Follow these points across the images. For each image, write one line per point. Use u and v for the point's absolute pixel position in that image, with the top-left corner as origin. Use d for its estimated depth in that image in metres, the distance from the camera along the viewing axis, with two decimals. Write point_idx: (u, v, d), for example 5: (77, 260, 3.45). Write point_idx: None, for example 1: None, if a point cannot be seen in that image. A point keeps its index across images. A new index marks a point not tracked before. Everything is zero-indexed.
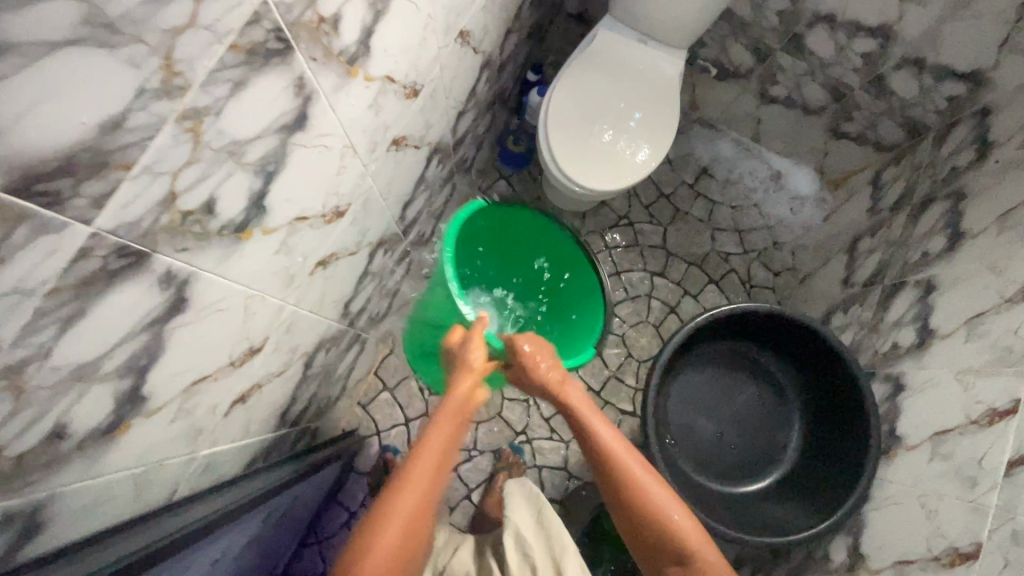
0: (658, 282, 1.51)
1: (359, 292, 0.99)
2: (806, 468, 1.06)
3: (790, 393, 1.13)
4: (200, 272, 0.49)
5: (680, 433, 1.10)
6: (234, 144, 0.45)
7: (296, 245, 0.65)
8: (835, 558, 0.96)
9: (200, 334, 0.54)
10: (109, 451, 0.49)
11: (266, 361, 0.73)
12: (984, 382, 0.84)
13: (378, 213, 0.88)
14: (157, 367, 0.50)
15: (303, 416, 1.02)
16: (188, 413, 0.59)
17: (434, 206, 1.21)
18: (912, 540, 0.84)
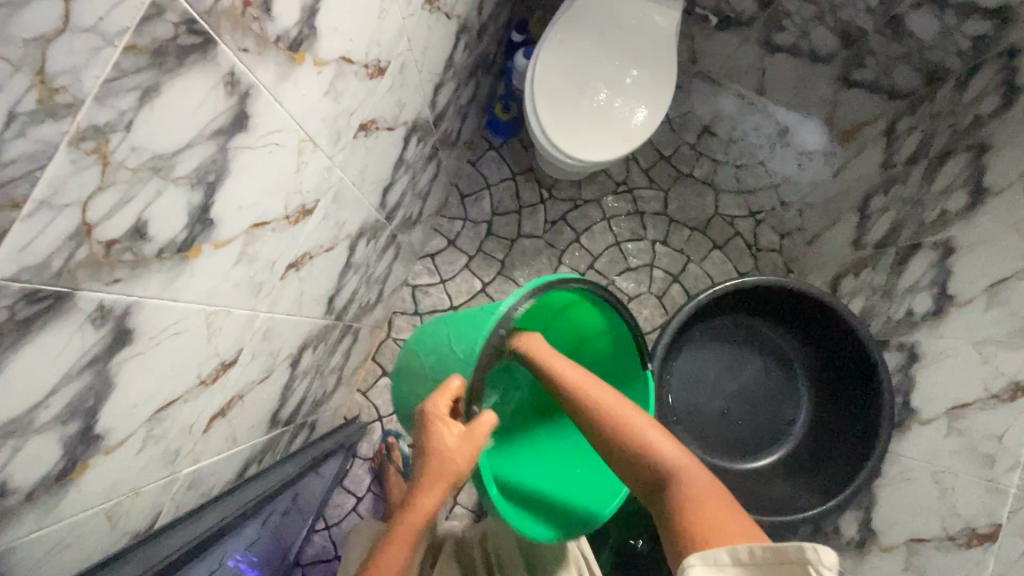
0: (660, 250, 1.45)
1: (343, 285, 0.94)
2: (815, 443, 1.03)
3: (799, 365, 1.08)
4: (142, 300, 0.45)
5: (683, 410, 1.06)
6: (157, 159, 0.40)
7: (259, 252, 0.60)
8: (846, 533, 0.94)
9: (158, 360, 0.51)
10: (68, 494, 0.46)
11: (244, 372, 0.70)
12: (1005, 354, 0.79)
13: (353, 205, 0.82)
14: (109, 405, 0.46)
15: (298, 413, 1.00)
16: (158, 439, 0.56)
17: (419, 186, 1.14)
18: (926, 518, 0.82)
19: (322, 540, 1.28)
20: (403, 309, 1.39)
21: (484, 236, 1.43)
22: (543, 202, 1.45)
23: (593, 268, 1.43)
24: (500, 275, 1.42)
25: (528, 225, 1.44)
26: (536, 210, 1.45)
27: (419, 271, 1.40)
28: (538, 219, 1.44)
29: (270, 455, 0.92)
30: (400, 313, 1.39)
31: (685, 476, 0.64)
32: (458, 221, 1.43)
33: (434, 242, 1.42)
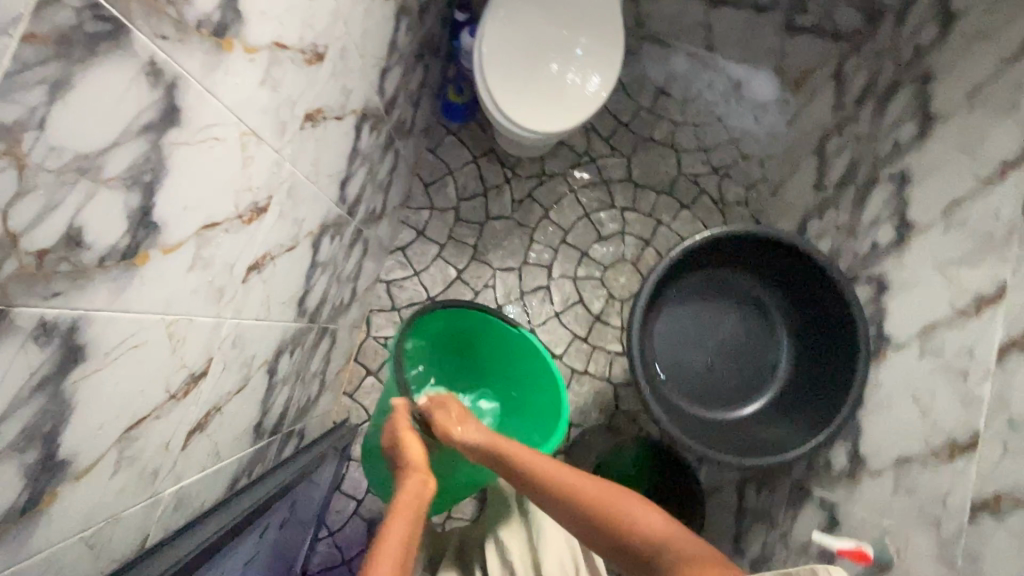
0: (629, 216, 1.45)
1: (312, 286, 0.92)
2: (798, 383, 1.05)
3: (776, 311, 1.10)
4: (91, 313, 0.42)
5: (669, 369, 1.07)
6: (82, 160, 0.37)
7: (214, 255, 0.58)
8: (836, 465, 0.95)
9: (120, 377, 0.48)
10: (40, 526, 0.44)
11: (218, 383, 0.67)
12: (968, 271, 0.81)
13: (310, 200, 0.79)
14: (71, 427, 0.44)
15: (283, 421, 0.98)
16: (134, 459, 0.54)
17: (378, 177, 1.11)
18: (908, 437, 0.84)
19: (327, 548, 1.27)
20: (380, 306, 1.37)
21: (452, 223, 1.41)
22: (507, 181, 1.44)
23: (565, 242, 1.43)
24: (474, 260, 1.40)
25: (495, 207, 1.42)
26: (501, 190, 1.43)
27: (392, 266, 1.38)
28: (505, 200, 1.43)
29: (259, 466, 0.90)
30: (378, 311, 1.37)
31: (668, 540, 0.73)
32: (424, 211, 1.41)
33: (403, 235, 1.39)
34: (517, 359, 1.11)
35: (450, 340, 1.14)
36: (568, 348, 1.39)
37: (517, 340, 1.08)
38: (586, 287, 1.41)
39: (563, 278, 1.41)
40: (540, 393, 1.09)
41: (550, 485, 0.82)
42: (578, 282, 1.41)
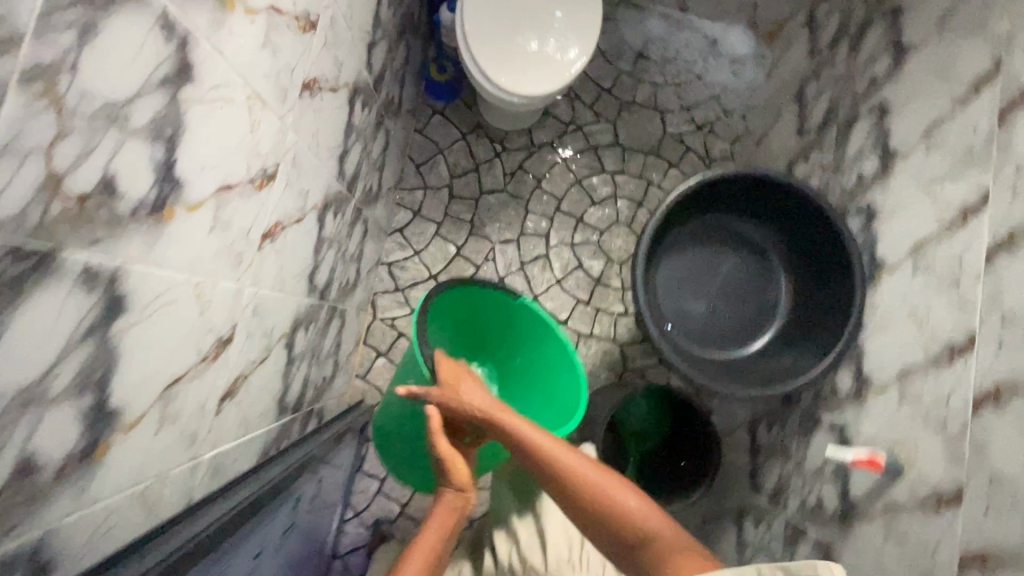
0: (620, 180, 1.47)
1: (320, 262, 0.94)
2: (798, 318, 1.08)
3: (772, 252, 1.13)
4: (128, 264, 0.44)
5: (674, 317, 1.10)
6: (111, 108, 0.39)
7: (232, 219, 0.59)
8: (842, 390, 0.99)
9: (156, 333, 0.50)
10: (96, 475, 0.45)
11: (242, 351, 0.69)
12: (951, 186, 0.85)
13: (313, 172, 0.81)
14: (118, 377, 0.46)
15: (303, 399, 0.99)
16: (174, 419, 0.56)
17: (373, 156, 1.13)
18: (910, 350, 0.86)
19: (355, 527, 1.29)
20: (383, 288, 1.39)
21: (447, 200, 1.43)
22: (498, 155, 1.46)
23: (560, 211, 1.45)
24: (472, 235, 1.42)
25: (488, 182, 1.44)
26: (493, 164, 1.45)
27: (391, 247, 1.40)
28: (497, 173, 1.45)
29: (285, 441, 0.92)
30: (382, 293, 1.39)
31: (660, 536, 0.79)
32: (418, 190, 1.42)
33: (400, 216, 1.41)
34: (531, 335, 1.12)
35: (466, 322, 1.15)
36: (572, 313, 1.42)
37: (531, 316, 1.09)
38: (584, 252, 1.44)
39: (561, 245, 1.44)
40: (554, 367, 1.10)
41: (567, 476, 0.84)
42: (576, 248, 1.44)
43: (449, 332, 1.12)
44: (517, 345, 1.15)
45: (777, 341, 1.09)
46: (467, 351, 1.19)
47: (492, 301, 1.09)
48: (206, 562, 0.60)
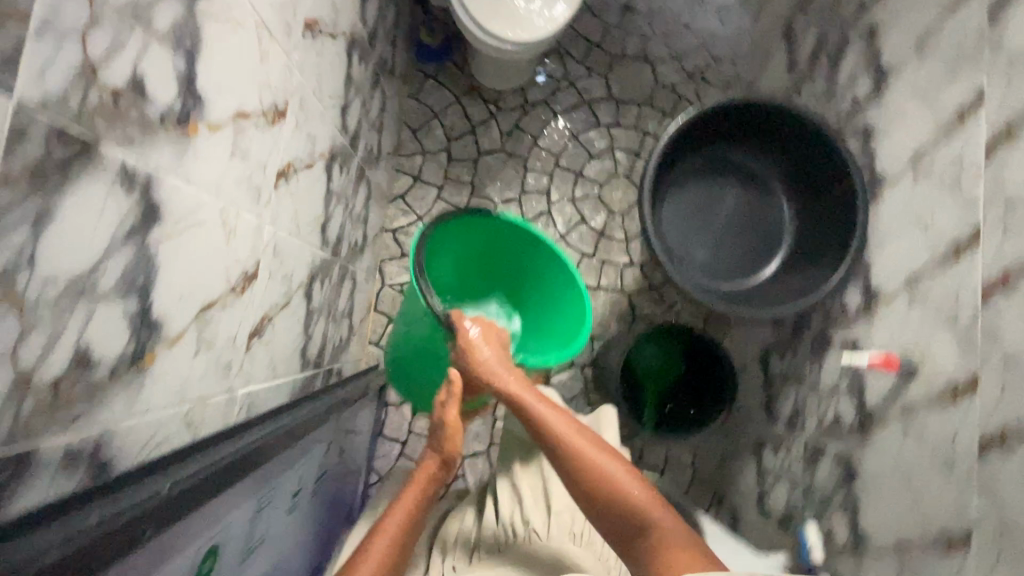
0: (616, 132, 1.48)
1: (330, 215, 0.95)
2: (804, 242, 1.09)
3: (773, 182, 1.14)
4: (161, 171, 0.45)
5: (681, 250, 1.11)
6: (135, 6, 0.40)
7: (249, 148, 0.60)
8: (851, 307, 1.00)
9: (190, 249, 0.51)
10: (144, 384, 0.46)
11: (266, 290, 0.70)
12: (947, 90, 0.86)
13: (319, 118, 0.81)
14: (158, 287, 0.46)
15: (323, 355, 1.01)
16: (209, 345, 0.57)
17: (371, 115, 1.14)
18: (916, 254, 0.87)
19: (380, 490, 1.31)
20: (390, 254, 1.40)
21: (446, 163, 1.44)
22: (493, 116, 1.46)
23: (558, 166, 1.46)
24: (473, 196, 1.43)
25: (485, 142, 1.45)
26: (488, 125, 1.46)
27: (394, 214, 1.41)
28: (493, 133, 1.45)
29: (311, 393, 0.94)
30: (389, 259, 1.40)
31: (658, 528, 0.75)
32: (417, 155, 1.43)
33: (400, 182, 1.42)
34: (529, 257, 1.13)
35: (463, 257, 1.15)
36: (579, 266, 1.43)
37: (524, 237, 1.09)
38: (586, 206, 1.45)
39: (562, 200, 1.45)
40: (558, 283, 1.12)
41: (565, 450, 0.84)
42: (577, 202, 1.45)
43: (448, 266, 1.13)
44: (522, 277, 1.17)
45: (784, 268, 1.10)
46: (470, 287, 1.20)
47: (482, 226, 1.09)
48: (268, 472, 0.63)
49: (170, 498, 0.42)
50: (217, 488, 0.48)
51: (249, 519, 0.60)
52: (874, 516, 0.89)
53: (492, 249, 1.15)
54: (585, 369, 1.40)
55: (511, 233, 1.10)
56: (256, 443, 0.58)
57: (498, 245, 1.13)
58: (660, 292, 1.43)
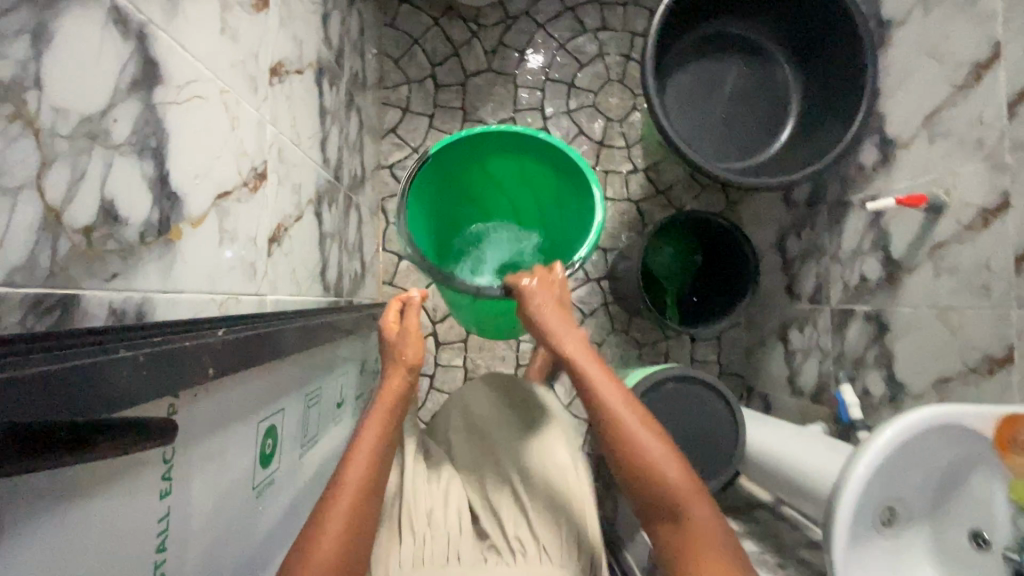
0: (603, 36, 1.42)
1: (327, 136, 0.91)
2: (810, 108, 1.06)
3: (773, 52, 1.11)
4: (153, 26, 0.42)
5: (688, 134, 1.08)
6: None
7: (237, 29, 0.56)
8: (868, 165, 0.98)
9: (197, 126, 0.48)
10: (177, 260, 0.45)
11: (278, 196, 0.67)
12: None
13: (301, 21, 0.77)
14: (173, 157, 0.44)
15: (341, 283, 0.99)
16: (232, 238, 0.55)
17: (351, 36, 1.09)
18: (935, 90, 0.85)
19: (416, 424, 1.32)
20: (390, 191, 1.37)
21: (434, 90, 1.39)
22: (474, 35, 1.40)
23: (548, 79, 1.41)
24: (466, 121, 1.39)
25: (471, 63, 1.40)
26: (471, 45, 1.40)
27: (389, 149, 1.38)
28: (478, 54, 1.40)
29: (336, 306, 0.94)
30: (390, 197, 1.37)
31: (694, 521, 0.64)
32: (402, 86, 1.38)
33: (390, 115, 1.38)
34: (495, 163, 1.08)
35: (440, 212, 1.10)
36: None
37: (476, 151, 1.03)
38: (583, 118, 1.41)
39: (558, 114, 1.41)
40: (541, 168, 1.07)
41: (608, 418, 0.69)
42: (573, 114, 1.41)
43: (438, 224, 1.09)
44: (508, 187, 1.12)
45: (795, 139, 1.08)
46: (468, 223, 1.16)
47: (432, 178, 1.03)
48: (310, 362, 0.64)
49: (228, 340, 0.42)
50: (270, 346, 0.49)
51: (298, 408, 0.61)
52: (908, 362, 0.89)
53: (462, 177, 1.08)
54: (602, 282, 1.39)
55: (462, 156, 1.04)
56: (299, 326, 0.58)
57: (460, 174, 1.08)
58: (667, 196, 1.41)
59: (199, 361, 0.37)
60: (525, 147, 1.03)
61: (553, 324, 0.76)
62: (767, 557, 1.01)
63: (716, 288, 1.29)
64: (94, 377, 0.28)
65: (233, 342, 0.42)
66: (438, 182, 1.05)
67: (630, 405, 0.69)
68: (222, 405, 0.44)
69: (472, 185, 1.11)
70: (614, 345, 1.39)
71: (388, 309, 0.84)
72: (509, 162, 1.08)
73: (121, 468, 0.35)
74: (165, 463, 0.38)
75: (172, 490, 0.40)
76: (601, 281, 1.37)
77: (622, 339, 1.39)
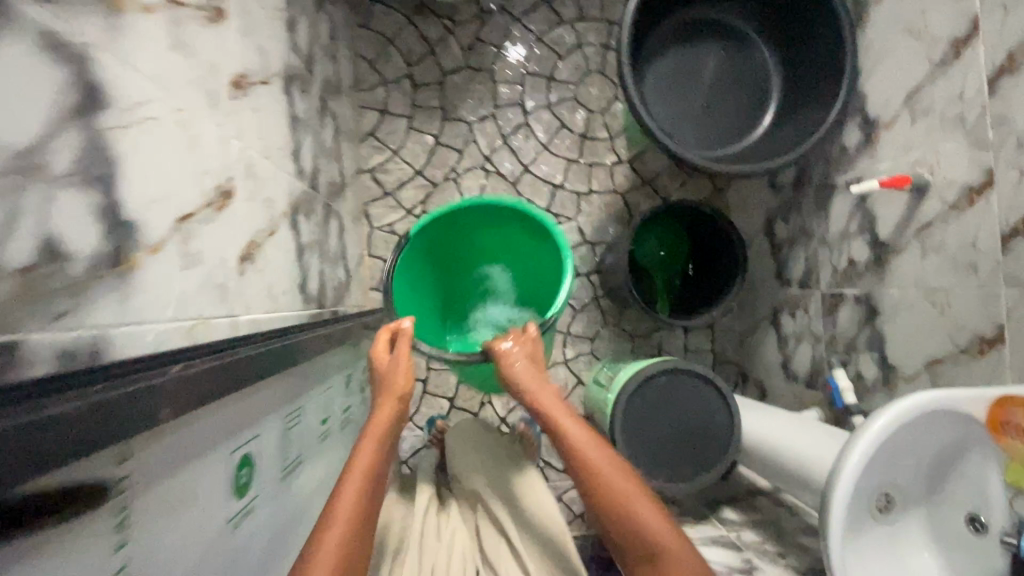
0: (582, 26, 1.40)
1: (300, 145, 0.90)
2: (791, 90, 1.05)
3: (751, 34, 1.09)
4: (92, 48, 0.40)
5: (670, 122, 1.07)
6: None
7: (192, 44, 0.54)
8: (851, 147, 0.97)
9: (151, 149, 0.47)
10: (135, 290, 0.43)
11: (247, 213, 0.66)
12: None
13: (264, 29, 0.75)
14: (124, 183, 0.43)
15: (324, 294, 0.98)
16: (198, 261, 0.53)
17: (322, 40, 1.06)
18: (914, 67, 0.84)
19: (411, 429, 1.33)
20: (372, 196, 1.36)
21: (411, 90, 1.37)
22: (450, 31, 1.38)
23: (527, 73, 1.39)
24: (446, 120, 1.37)
25: (448, 61, 1.37)
26: (447, 42, 1.37)
27: (369, 153, 1.36)
28: (454, 51, 1.38)
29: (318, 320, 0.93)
30: (373, 202, 1.36)
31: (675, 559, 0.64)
32: (379, 88, 1.36)
33: (368, 118, 1.36)
34: (468, 230, 1.11)
35: (427, 286, 1.12)
36: (567, 174, 1.39)
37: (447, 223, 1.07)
38: (564, 111, 1.39)
39: (538, 109, 1.39)
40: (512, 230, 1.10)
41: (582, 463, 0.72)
42: (554, 108, 1.39)
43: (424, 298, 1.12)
44: (485, 250, 1.15)
45: (777, 123, 1.06)
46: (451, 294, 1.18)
47: (412, 257, 1.06)
48: (287, 385, 0.62)
49: (183, 375, 0.39)
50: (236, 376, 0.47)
51: (276, 432, 0.58)
52: (899, 345, 0.89)
53: (439, 250, 1.11)
54: (592, 276, 1.38)
55: (434, 232, 1.07)
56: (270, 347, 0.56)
57: (440, 248, 1.11)
58: (653, 186, 1.40)
59: (152, 403, 0.35)
60: (494, 210, 1.07)
61: (530, 382, 0.81)
62: (766, 546, 1.01)
63: (706, 279, 1.27)
64: (25, 439, 0.26)
65: (189, 378, 0.40)
66: (419, 262, 1.08)
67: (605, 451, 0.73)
68: (181, 443, 0.42)
69: (451, 255, 1.14)
70: (606, 339, 1.38)
71: (378, 340, 0.83)
72: (483, 228, 1.11)
73: (69, 527, 0.32)
74: (119, 513, 0.36)
75: (129, 538, 0.37)
76: (590, 277, 1.36)
77: (614, 333, 1.38)
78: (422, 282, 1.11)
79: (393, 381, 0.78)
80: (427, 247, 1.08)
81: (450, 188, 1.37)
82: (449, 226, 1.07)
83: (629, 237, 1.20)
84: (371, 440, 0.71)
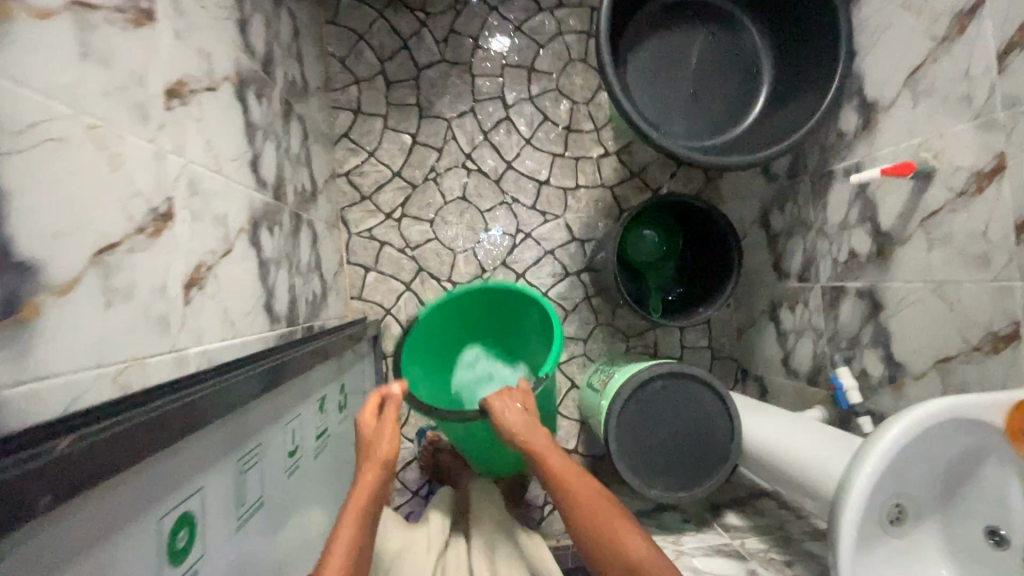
0: (562, 12, 1.33)
1: (260, 153, 0.84)
2: (784, 73, 0.99)
3: (740, 15, 1.03)
4: None
5: (656, 112, 1.01)
6: None
7: (109, 52, 0.48)
8: (848, 131, 0.91)
9: (56, 174, 0.41)
10: (38, 341, 0.38)
11: (194, 235, 0.60)
12: None
13: (208, 31, 0.69)
14: (17, 218, 0.37)
15: (296, 311, 0.93)
16: (129, 296, 0.48)
17: (283, 39, 1.00)
18: (914, 43, 0.78)
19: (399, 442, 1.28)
20: (349, 200, 1.30)
21: (385, 88, 1.30)
22: (423, 24, 1.31)
23: (507, 64, 1.32)
24: (423, 118, 1.31)
25: (423, 55, 1.31)
26: (421, 35, 1.31)
27: (344, 156, 1.30)
28: (429, 44, 1.31)
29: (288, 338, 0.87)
30: (350, 207, 1.30)
31: None
32: (352, 86, 1.30)
33: (341, 119, 1.30)
34: (463, 313, 1.16)
35: (430, 375, 1.14)
36: (552, 169, 1.33)
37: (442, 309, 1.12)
38: (547, 103, 1.33)
39: (520, 101, 1.32)
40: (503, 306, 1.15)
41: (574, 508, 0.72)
42: (536, 100, 1.33)
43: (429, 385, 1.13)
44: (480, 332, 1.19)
45: (770, 108, 1.00)
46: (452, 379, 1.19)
47: (413, 346, 1.09)
48: (243, 423, 0.57)
49: (74, 451, 0.33)
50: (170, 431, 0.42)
51: (228, 482, 0.52)
52: (905, 342, 0.84)
53: (436, 336, 1.15)
54: (582, 275, 1.33)
55: (431, 318, 1.12)
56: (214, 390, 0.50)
57: (436, 334, 1.14)
58: (643, 178, 1.34)
59: (15, 495, 0.29)
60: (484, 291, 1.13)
61: (524, 435, 0.83)
62: (771, 555, 0.96)
63: (702, 275, 1.22)
64: None
65: (86, 453, 0.34)
66: (419, 350, 1.11)
67: (596, 493, 0.73)
68: (96, 521, 0.36)
69: (448, 341, 1.18)
70: (598, 340, 1.33)
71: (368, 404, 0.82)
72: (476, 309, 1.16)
73: None
74: None
75: None
76: (580, 275, 1.31)
77: (608, 333, 1.33)
78: (425, 370, 1.13)
79: (381, 442, 0.75)
80: (425, 335, 1.12)
81: (430, 189, 1.31)
82: (444, 310, 1.12)
83: (620, 232, 1.14)
84: (360, 503, 0.69)
